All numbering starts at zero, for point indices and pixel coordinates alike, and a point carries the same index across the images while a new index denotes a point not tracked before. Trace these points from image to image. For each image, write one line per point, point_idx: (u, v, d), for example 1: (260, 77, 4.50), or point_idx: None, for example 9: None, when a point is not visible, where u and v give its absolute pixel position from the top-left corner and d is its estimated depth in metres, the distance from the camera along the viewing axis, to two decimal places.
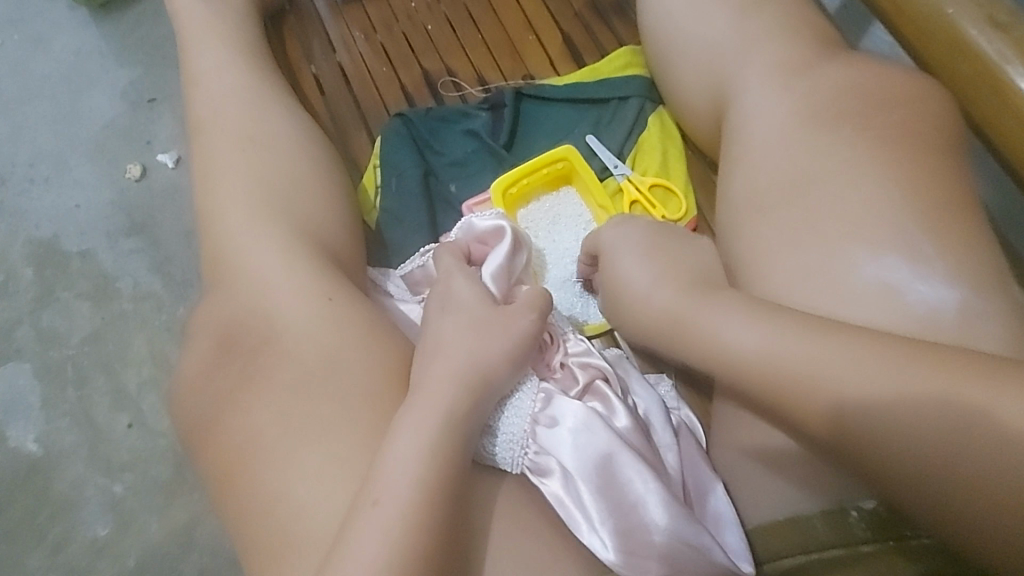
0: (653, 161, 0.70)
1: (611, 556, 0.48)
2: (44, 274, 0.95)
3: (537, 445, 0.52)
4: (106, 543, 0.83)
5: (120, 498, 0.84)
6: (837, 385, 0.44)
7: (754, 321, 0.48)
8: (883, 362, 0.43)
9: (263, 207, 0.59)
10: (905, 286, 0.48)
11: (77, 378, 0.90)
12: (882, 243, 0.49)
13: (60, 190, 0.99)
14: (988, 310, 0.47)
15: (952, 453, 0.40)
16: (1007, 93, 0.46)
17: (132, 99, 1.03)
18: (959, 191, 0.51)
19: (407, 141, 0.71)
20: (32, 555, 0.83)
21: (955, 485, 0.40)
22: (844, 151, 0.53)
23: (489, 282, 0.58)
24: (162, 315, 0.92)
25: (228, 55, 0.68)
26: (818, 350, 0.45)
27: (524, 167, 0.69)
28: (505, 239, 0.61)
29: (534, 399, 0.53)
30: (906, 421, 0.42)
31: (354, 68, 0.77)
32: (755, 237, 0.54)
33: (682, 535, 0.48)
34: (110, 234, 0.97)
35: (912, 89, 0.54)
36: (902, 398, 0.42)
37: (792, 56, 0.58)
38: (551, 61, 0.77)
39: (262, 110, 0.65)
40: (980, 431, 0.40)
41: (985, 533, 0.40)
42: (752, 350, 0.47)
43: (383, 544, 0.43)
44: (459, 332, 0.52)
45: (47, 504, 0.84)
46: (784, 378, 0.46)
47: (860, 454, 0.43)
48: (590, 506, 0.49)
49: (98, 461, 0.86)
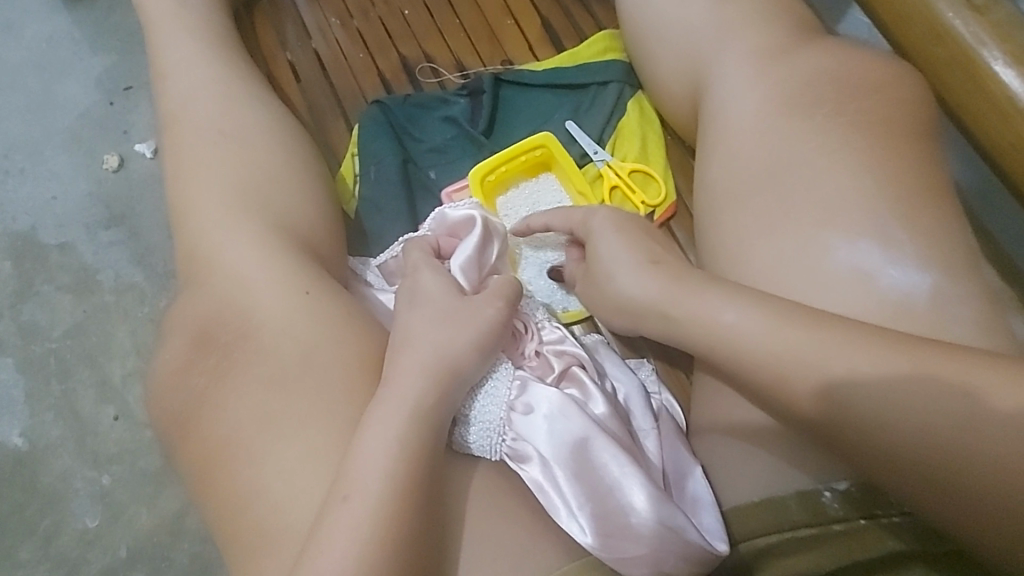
0: (632, 147, 0.70)
1: (588, 538, 0.49)
2: (23, 267, 0.94)
3: (514, 432, 0.53)
4: (95, 534, 0.83)
5: (107, 490, 0.85)
6: (828, 369, 0.44)
7: (746, 311, 0.47)
8: (853, 346, 0.44)
9: (234, 202, 0.59)
10: (878, 270, 0.48)
11: (60, 371, 0.89)
12: (854, 229, 0.50)
13: (37, 181, 0.98)
14: (957, 294, 0.47)
15: (936, 435, 0.41)
16: (983, 76, 0.46)
17: (107, 87, 1.01)
18: (931, 176, 0.51)
19: (384, 129, 0.71)
20: (22, 547, 0.83)
21: (926, 468, 0.41)
22: (817, 137, 0.53)
23: (458, 275, 0.58)
24: (144, 307, 0.92)
25: (199, 45, 0.67)
26: (789, 335, 0.46)
27: (503, 155, 0.68)
28: (475, 230, 0.61)
29: (510, 386, 0.54)
30: (897, 405, 0.42)
31: (330, 54, 0.76)
32: (731, 223, 0.55)
33: (656, 516, 0.48)
34: (89, 226, 0.96)
35: (886, 74, 0.54)
36: (884, 381, 0.43)
37: (768, 40, 0.58)
38: (529, 45, 0.76)
39: (234, 102, 0.64)
40: (960, 413, 0.41)
41: (967, 514, 0.41)
42: (724, 338, 0.48)
43: (354, 539, 0.44)
44: (435, 324, 0.53)
45: (34, 497, 0.85)
46: (772, 365, 0.46)
47: (847, 440, 0.43)
48: (567, 491, 0.50)
49: (85, 453, 0.86)
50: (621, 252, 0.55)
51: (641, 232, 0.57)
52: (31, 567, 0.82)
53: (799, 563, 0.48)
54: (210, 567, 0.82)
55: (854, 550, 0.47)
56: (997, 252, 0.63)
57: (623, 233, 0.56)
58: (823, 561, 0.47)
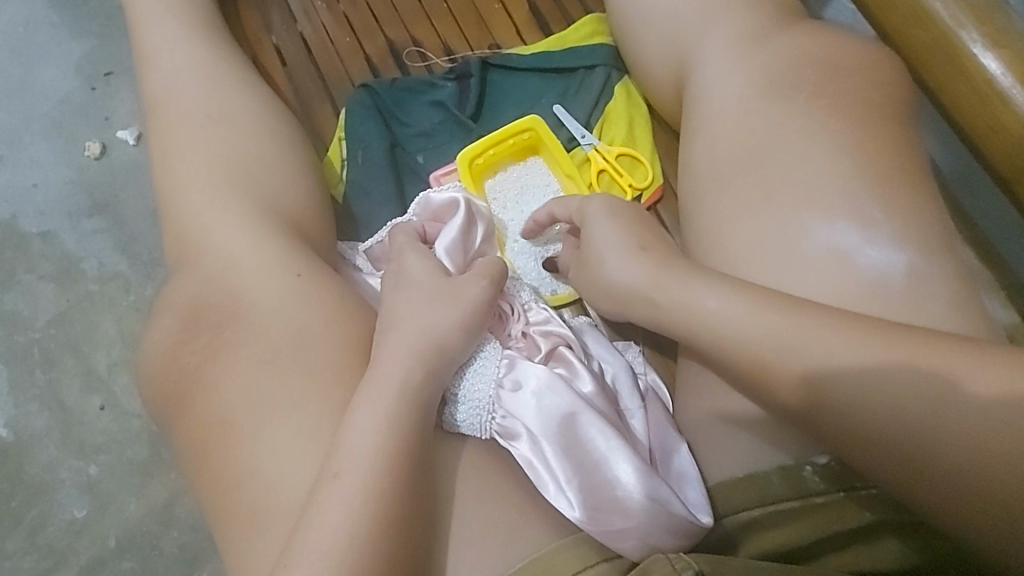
0: (619, 130, 0.70)
1: (575, 512, 0.50)
2: (4, 256, 0.93)
3: (503, 409, 0.53)
4: (84, 524, 0.83)
5: (95, 480, 0.84)
6: (807, 356, 0.45)
7: (732, 296, 0.48)
8: (823, 326, 0.45)
9: (220, 184, 0.58)
10: (856, 250, 0.49)
11: (44, 361, 0.89)
12: (834, 209, 0.51)
13: (17, 168, 0.96)
14: (932, 272, 0.48)
15: (914, 417, 0.42)
16: (965, 62, 0.47)
17: (87, 73, 1.00)
18: (909, 157, 0.52)
19: (371, 113, 0.71)
20: (9, 538, 0.82)
21: (895, 440, 0.42)
22: (799, 119, 0.54)
23: (443, 258, 0.59)
24: (129, 296, 0.91)
25: (183, 28, 0.66)
26: (765, 317, 0.47)
27: (491, 137, 0.68)
28: (458, 213, 0.61)
29: (498, 363, 0.55)
30: (874, 387, 0.43)
31: (316, 38, 0.75)
32: (715, 207, 0.55)
33: (642, 489, 0.49)
34: (71, 215, 0.94)
35: (865, 58, 0.55)
36: (854, 360, 0.44)
37: (753, 21, 0.58)
38: (516, 29, 0.76)
39: (219, 85, 0.63)
40: (934, 393, 0.42)
41: (941, 491, 0.42)
42: (709, 311, 0.49)
43: (344, 515, 0.45)
44: (423, 305, 0.53)
45: (20, 488, 0.84)
46: (758, 349, 0.46)
47: (821, 422, 0.45)
48: (556, 466, 0.51)
49: (71, 443, 0.85)
50: (614, 236, 0.56)
51: (628, 214, 0.57)
52: (18, 558, 0.82)
53: (782, 533, 0.49)
54: (200, 554, 0.82)
55: (832, 523, 0.48)
56: (975, 234, 0.65)
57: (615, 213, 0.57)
58: (803, 533, 0.48)
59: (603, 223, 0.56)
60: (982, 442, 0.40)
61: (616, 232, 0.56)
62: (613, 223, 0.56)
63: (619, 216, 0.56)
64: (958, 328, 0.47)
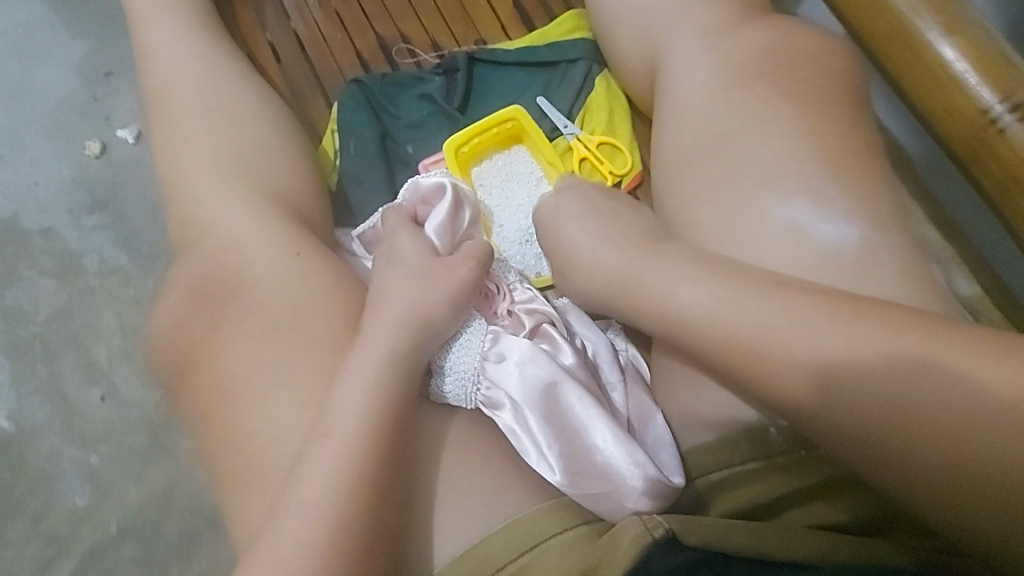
0: (600, 120, 0.73)
1: (557, 476, 0.53)
2: (5, 253, 0.96)
3: (488, 380, 0.56)
4: (85, 512, 0.86)
5: (96, 469, 0.87)
6: (773, 342, 0.48)
7: (696, 279, 0.52)
8: (785, 308, 0.48)
9: (217, 173, 0.61)
10: (812, 226, 0.53)
11: (45, 354, 0.92)
12: (792, 189, 0.54)
13: (17, 167, 1.00)
14: (884, 244, 0.52)
15: (864, 381, 0.45)
16: (920, 46, 0.54)
17: (88, 73, 1.04)
18: (863, 140, 0.56)
19: (363, 106, 0.74)
20: (14, 526, 0.85)
21: (857, 417, 0.45)
22: (764, 105, 0.57)
23: (432, 238, 0.61)
24: (129, 290, 0.94)
25: (181, 24, 0.69)
26: (734, 304, 0.50)
27: (476, 126, 0.72)
28: (446, 198, 0.63)
29: (482, 338, 0.58)
30: (825, 356, 0.46)
31: (309, 35, 0.78)
32: (686, 190, 0.58)
33: (618, 455, 0.52)
34: (72, 213, 0.98)
35: (824, 49, 0.59)
36: (815, 340, 0.47)
37: (722, 13, 0.62)
38: (501, 25, 0.79)
39: (217, 78, 0.66)
40: (884, 357, 0.45)
41: (890, 452, 0.44)
42: (684, 302, 0.52)
43: (336, 477, 0.48)
44: (410, 280, 0.56)
45: (23, 479, 0.87)
46: (728, 336, 0.49)
47: (775, 398, 0.48)
48: (538, 433, 0.54)
49: (72, 434, 0.89)
50: (587, 226, 0.60)
51: (601, 200, 0.61)
52: (23, 545, 0.84)
53: (748, 492, 0.52)
54: (198, 537, 0.84)
55: (791, 482, 0.51)
56: (938, 213, 0.69)
57: (586, 202, 0.61)
58: (764, 492, 0.51)
59: (573, 213, 0.61)
60: (930, 403, 0.43)
61: (588, 224, 0.60)
62: (587, 214, 0.60)
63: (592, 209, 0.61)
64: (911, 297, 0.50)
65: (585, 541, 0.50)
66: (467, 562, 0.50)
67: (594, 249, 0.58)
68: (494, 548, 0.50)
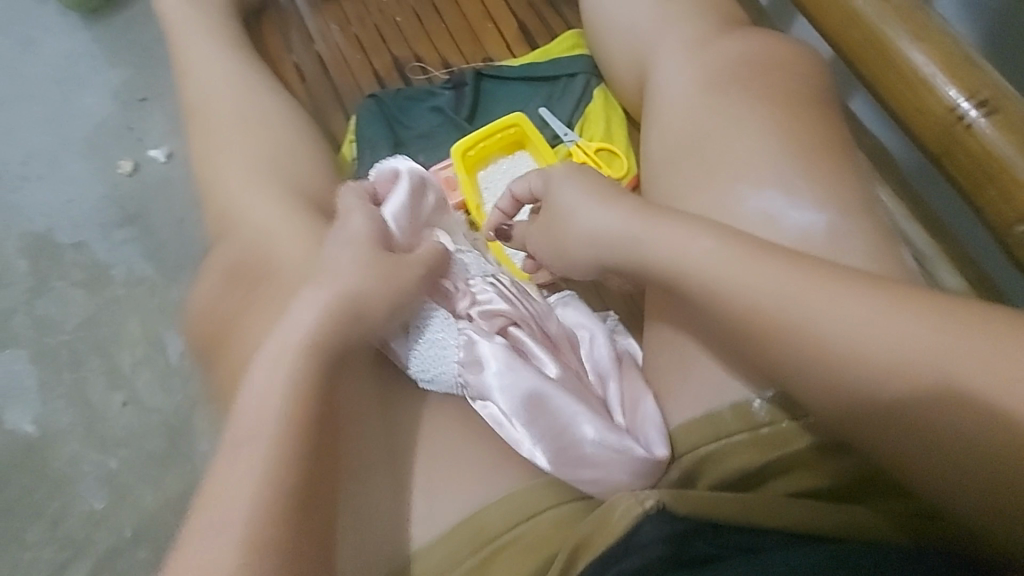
0: (598, 128, 0.78)
1: (546, 464, 0.56)
2: (39, 266, 1.15)
3: (470, 387, 0.58)
4: (101, 514, 1.03)
5: (114, 472, 1.05)
6: (768, 304, 0.50)
7: (718, 244, 0.53)
8: (781, 275, 0.50)
9: (237, 174, 0.67)
10: (781, 215, 0.56)
11: (71, 362, 1.10)
12: (764, 180, 0.58)
13: (55, 189, 1.19)
14: (849, 230, 0.55)
15: (863, 347, 0.46)
16: (890, 50, 0.59)
17: (124, 99, 1.23)
18: (832, 135, 0.60)
19: (378, 118, 0.79)
20: (31, 530, 1.03)
21: (842, 386, 0.47)
22: (749, 106, 0.61)
23: (388, 220, 0.63)
24: (153, 299, 1.13)
25: (213, 43, 0.76)
26: (732, 267, 0.52)
27: (480, 132, 0.77)
28: (406, 184, 0.65)
29: (460, 343, 0.60)
30: (832, 322, 0.48)
31: (330, 56, 0.85)
32: (671, 186, 0.62)
33: (604, 442, 0.56)
34: (105, 228, 1.16)
35: (801, 58, 0.64)
36: (804, 306, 0.49)
37: (705, 24, 0.67)
38: (507, 44, 0.85)
39: (242, 91, 0.72)
40: (881, 325, 0.46)
41: (886, 414, 0.46)
42: (692, 264, 0.54)
43: (340, 445, 0.51)
44: (353, 267, 0.56)
45: (43, 482, 1.05)
46: (725, 299, 0.52)
47: (786, 361, 0.49)
48: (528, 433, 0.57)
49: (95, 438, 1.06)
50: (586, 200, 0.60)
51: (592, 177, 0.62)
52: (41, 543, 1.02)
53: (733, 464, 0.54)
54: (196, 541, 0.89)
55: (779, 450, 0.53)
56: (926, 211, 0.75)
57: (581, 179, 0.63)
58: (752, 462, 0.54)
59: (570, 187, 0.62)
60: (917, 371, 0.45)
61: (580, 204, 0.61)
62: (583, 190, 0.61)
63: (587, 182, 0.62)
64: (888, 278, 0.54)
65: (572, 518, 0.54)
66: (466, 529, 0.53)
67: (594, 222, 0.59)
68: (492, 516, 0.53)
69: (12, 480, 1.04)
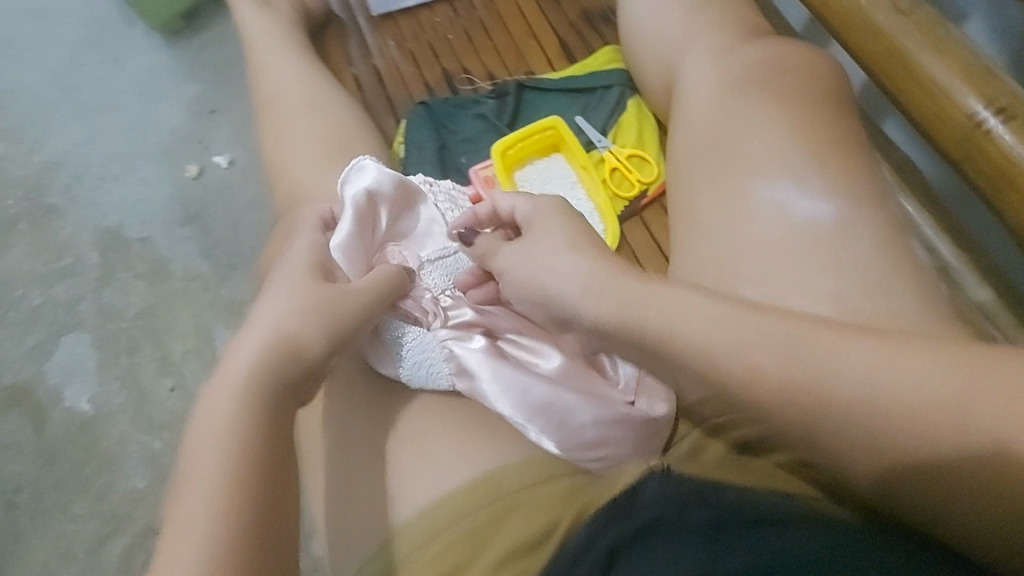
0: (630, 136, 0.84)
1: (556, 449, 0.59)
2: (108, 257, 1.25)
3: (466, 388, 0.62)
4: (142, 492, 1.08)
5: (157, 452, 1.10)
6: (765, 363, 0.46)
7: (708, 302, 0.49)
8: (777, 331, 0.46)
9: (299, 167, 0.74)
10: (792, 204, 0.61)
11: (128, 348, 1.18)
12: (777, 173, 0.62)
13: (129, 188, 1.29)
14: (856, 218, 0.59)
15: (874, 395, 0.43)
16: (909, 61, 0.62)
17: (195, 110, 1.34)
18: (850, 143, 0.64)
19: (426, 122, 0.85)
20: (77, 503, 1.08)
21: (854, 443, 0.44)
22: (772, 111, 0.65)
23: (332, 249, 0.63)
24: (206, 292, 1.21)
25: (282, 50, 0.84)
26: (724, 324, 0.48)
27: (519, 134, 0.83)
28: (353, 212, 0.66)
29: (442, 359, 0.63)
30: (840, 376, 0.44)
31: (385, 67, 0.93)
32: (690, 182, 0.68)
33: (604, 420, 0.59)
34: (168, 225, 1.26)
35: (823, 69, 0.68)
36: (804, 365, 0.45)
37: (734, 38, 0.71)
38: (548, 60, 0.92)
39: (304, 91, 0.80)
40: (889, 368, 0.43)
41: (909, 458, 0.42)
42: (681, 324, 0.49)
43: None
44: (287, 301, 0.56)
45: (93, 457, 1.11)
46: (720, 359, 0.47)
47: (794, 425, 0.45)
48: (533, 424, 0.60)
49: (143, 420, 1.13)
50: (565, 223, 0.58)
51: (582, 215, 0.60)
52: (85, 516, 1.07)
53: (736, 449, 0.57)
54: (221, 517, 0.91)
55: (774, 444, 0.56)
56: (955, 225, 0.76)
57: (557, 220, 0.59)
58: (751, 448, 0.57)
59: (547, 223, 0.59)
60: (934, 408, 0.41)
61: (542, 253, 0.58)
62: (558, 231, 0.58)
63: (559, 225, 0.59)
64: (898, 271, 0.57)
65: (575, 490, 0.57)
66: (479, 486, 0.57)
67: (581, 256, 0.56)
68: (505, 478, 0.57)
69: (66, 453, 1.11)
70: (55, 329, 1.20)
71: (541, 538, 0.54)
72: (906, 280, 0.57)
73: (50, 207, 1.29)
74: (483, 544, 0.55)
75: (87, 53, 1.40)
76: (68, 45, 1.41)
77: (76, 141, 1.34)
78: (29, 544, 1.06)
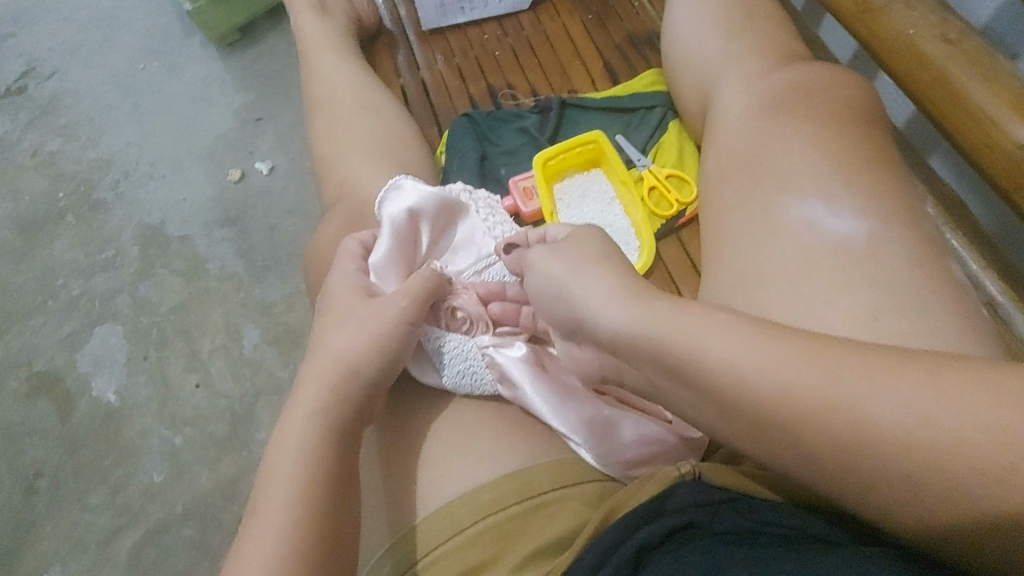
0: (670, 156, 0.85)
1: (593, 460, 0.59)
2: (148, 253, 1.28)
3: (508, 392, 0.62)
4: (158, 487, 1.08)
5: (177, 447, 1.11)
6: (795, 388, 0.41)
7: (745, 329, 0.45)
8: (807, 356, 0.42)
9: (346, 168, 0.76)
10: (822, 221, 0.60)
11: (158, 342, 1.19)
12: (805, 192, 0.62)
13: (173, 187, 1.33)
14: (889, 237, 0.58)
15: (926, 434, 0.37)
16: (957, 91, 0.62)
17: (242, 117, 1.39)
18: (895, 169, 0.63)
19: (469, 132, 0.87)
20: (94, 493, 1.08)
21: (906, 488, 0.37)
22: (815, 131, 0.65)
23: (371, 273, 0.64)
24: (239, 292, 1.23)
25: (335, 56, 0.87)
26: (751, 347, 0.43)
27: (561, 146, 0.84)
28: (388, 232, 0.66)
29: (484, 365, 0.63)
30: (877, 407, 0.38)
31: (432, 79, 0.95)
32: (720, 203, 0.69)
33: (645, 437, 0.59)
34: (207, 225, 1.29)
35: (867, 97, 0.69)
36: (838, 393, 0.39)
37: (778, 63, 0.72)
38: (592, 80, 0.94)
39: (354, 96, 0.82)
40: (938, 411, 0.37)
41: (964, 512, 0.36)
42: (709, 350, 0.45)
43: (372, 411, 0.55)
44: (345, 329, 0.58)
45: (114, 448, 1.11)
46: (744, 385, 0.43)
47: (836, 466, 0.39)
48: (573, 434, 0.59)
49: (166, 414, 1.14)
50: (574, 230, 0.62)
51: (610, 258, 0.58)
52: (100, 507, 1.07)
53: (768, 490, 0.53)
54: None
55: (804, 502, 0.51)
56: (1004, 262, 0.75)
57: (560, 251, 0.58)
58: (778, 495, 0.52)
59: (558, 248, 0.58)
60: (988, 456, 0.35)
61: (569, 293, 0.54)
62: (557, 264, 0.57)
63: (562, 255, 0.58)
64: (946, 294, 0.55)
65: (602, 495, 0.58)
66: (514, 482, 0.56)
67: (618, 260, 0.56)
68: (538, 476, 0.57)
69: (88, 443, 1.12)
70: (91, 319, 1.23)
71: (566, 540, 0.54)
72: (944, 300, 0.55)
73: (97, 201, 1.34)
74: (505, 544, 0.54)
75: (146, 59, 1.47)
76: (129, 51, 1.49)
77: (128, 140, 1.39)
78: (44, 530, 1.06)
